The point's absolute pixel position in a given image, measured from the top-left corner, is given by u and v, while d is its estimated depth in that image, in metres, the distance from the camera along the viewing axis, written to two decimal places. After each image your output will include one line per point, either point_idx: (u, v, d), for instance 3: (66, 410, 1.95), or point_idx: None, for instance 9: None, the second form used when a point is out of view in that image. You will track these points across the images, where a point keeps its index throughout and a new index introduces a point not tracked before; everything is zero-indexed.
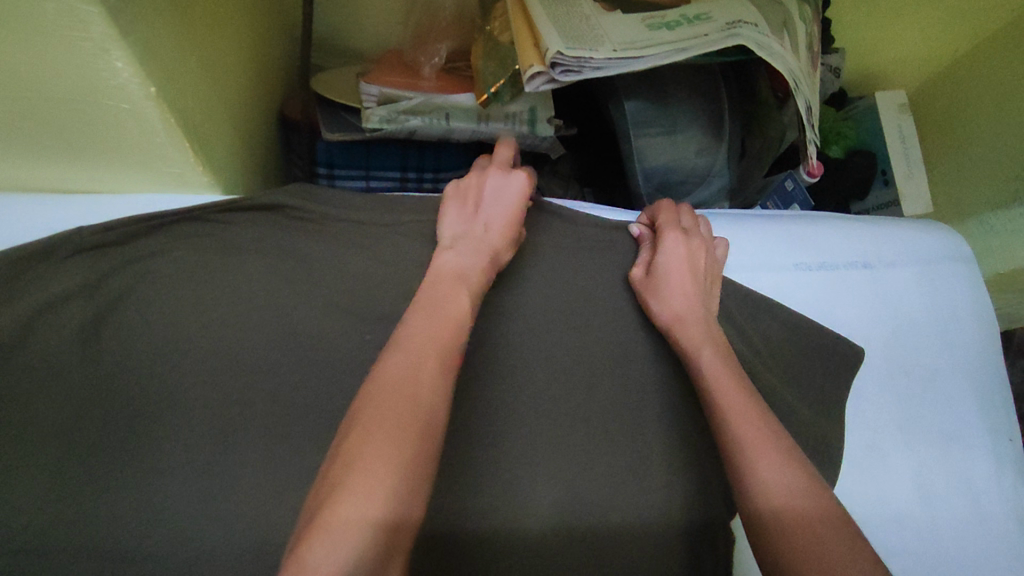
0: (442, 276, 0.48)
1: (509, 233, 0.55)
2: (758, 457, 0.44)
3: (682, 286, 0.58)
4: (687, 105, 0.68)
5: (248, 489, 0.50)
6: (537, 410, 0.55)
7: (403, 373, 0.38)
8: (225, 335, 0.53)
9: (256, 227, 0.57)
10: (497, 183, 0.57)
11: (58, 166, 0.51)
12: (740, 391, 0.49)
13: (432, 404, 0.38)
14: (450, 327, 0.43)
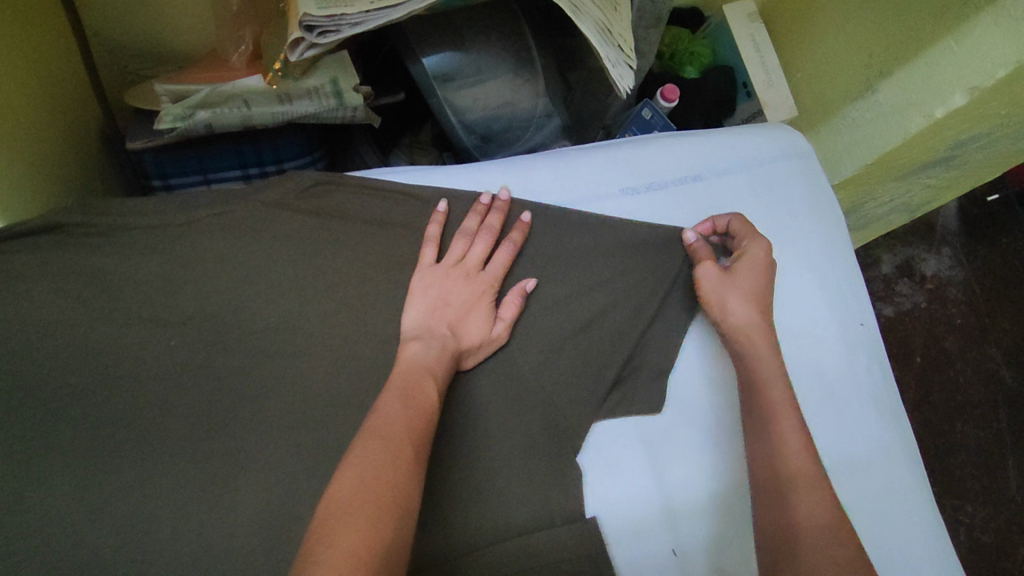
0: (406, 372, 0.48)
1: (474, 331, 0.55)
2: (787, 452, 0.52)
3: (744, 299, 0.58)
4: (489, 47, 0.67)
5: (70, 511, 0.49)
6: (366, 380, 0.55)
7: (381, 468, 0.38)
8: (22, 366, 0.51)
9: (38, 249, 0.53)
10: (475, 286, 0.56)
11: None
12: (786, 406, 0.54)
13: (412, 487, 0.39)
14: (424, 415, 0.44)
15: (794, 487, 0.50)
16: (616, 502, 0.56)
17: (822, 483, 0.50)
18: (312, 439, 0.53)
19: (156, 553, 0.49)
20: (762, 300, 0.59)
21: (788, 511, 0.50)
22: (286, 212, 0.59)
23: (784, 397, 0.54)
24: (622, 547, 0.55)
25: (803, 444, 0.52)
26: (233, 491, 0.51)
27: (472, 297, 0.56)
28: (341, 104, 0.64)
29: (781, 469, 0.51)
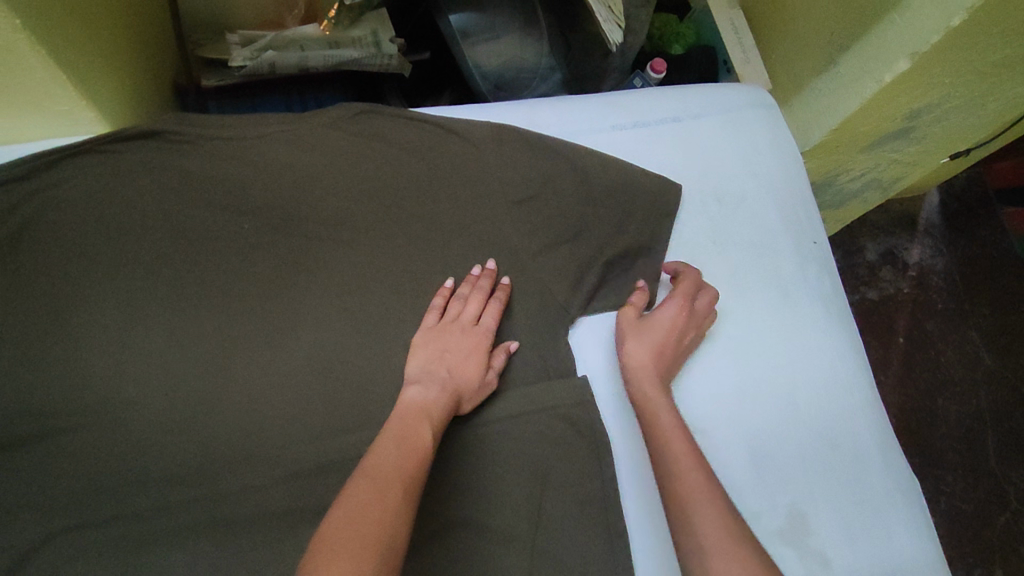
0: (408, 414, 0.55)
1: (471, 374, 0.61)
2: (695, 515, 0.50)
3: (643, 347, 0.64)
4: (499, 9, 0.81)
5: (162, 349, 0.60)
6: (400, 263, 0.67)
7: (370, 498, 0.45)
8: (126, 238, 0.63)
9: (143, 150, 0.66)
10: (474, 334, 0.63)
11: None
12: (694, 460, 0.55)
13: (397, 518, 0.45)
14: (415, 458, 0.50)
15: (695, 499, 0.51)
16: (600, 371, 0.67)
17: (721, 502, 0.52)
18: (353, 307, 0.65)
19: (232, 384, 0.61)
20: (662, 348, 0.64)
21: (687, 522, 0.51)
22: (337, 131, 0.71)
23: (681, 451, 0.56)
24: (609, 410, 0.66)
25: (703, 473, 0.54)
26: (292, 341, 0.63)
27: (471, 351, 0.62)
28: (380, 52, 0.78)
29: (694, 525, 0.50)
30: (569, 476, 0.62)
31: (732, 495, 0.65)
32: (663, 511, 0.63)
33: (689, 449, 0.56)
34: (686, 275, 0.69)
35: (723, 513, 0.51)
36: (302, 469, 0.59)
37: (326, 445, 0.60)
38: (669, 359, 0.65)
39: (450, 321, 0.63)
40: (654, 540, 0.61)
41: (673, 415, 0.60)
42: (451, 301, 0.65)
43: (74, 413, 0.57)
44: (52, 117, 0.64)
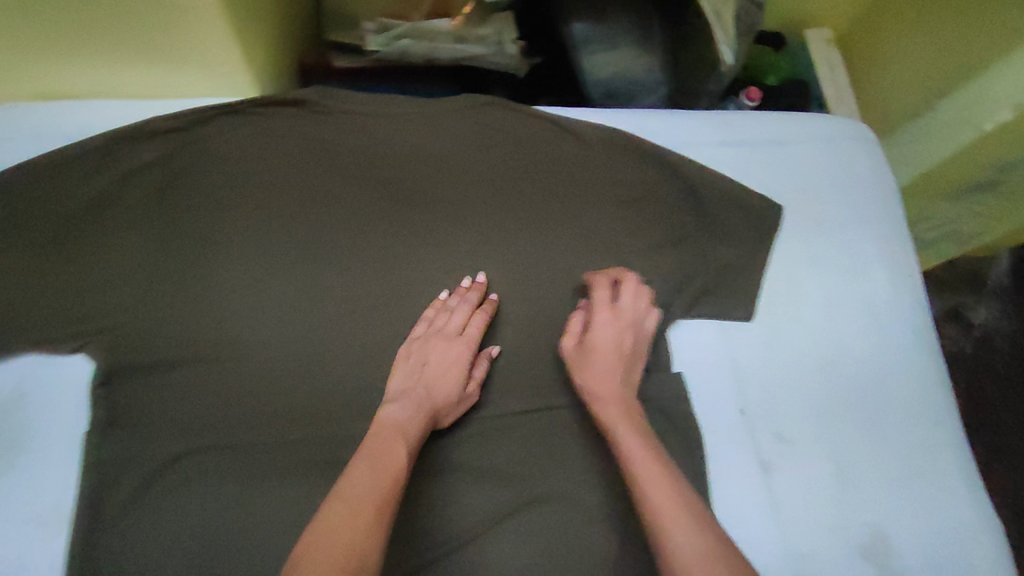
0: (383, 432, 0.55)
1: (452, 387, 0.61)
2: (677, 538, 0.48)
3: (609, 367, 0.61)
4: (623, 21, 0.83)
5: (289, 299, 0.64)
6: (511, 246, 0.70)
7: (343, 525, 0.45)
8: (265, 193, 0.68)
9: (287, 116, 0.71)
10: (614, 319, 0.64)
11: (142, 64, 0.69)
12: (662, 479, 0.52)
13: (368, 548, 0.45)
14: (391, 479, 0.50)
15: (670, 522, 0.49)
16: (701, 373, 0.68)
17: (698, 522, 0.49)
18: (461, 283, 0.68)
19: (349, 339, 0.64)
20: (611, 370, 0.61)
21: (716, 553, 0.47)
22: (462, 119, 0.75)
23: (649, 474, 0.52)
24: (703, 410, 0.67)
25: (696, 507, 0.50)
26: (406, 307, 0.66)
27: (457, 363, 0.62)
28: (502, 52, 0.84)
29: (685, 550, 0.47)
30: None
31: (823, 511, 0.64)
32: (756, 517, 0.63)
33: (661, 471, 0.52)
34: (621, 292, 0.65)
35: (699, 528, 0.48)
36: None
37: None
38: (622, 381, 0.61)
39: (428, 333, 0.64)
40: (746, 541, 0.62)
41: (641, 439, 0.55)
42: (431, 314, 0.65)
43: (205, 345, 0.61)
44: (214, 76, 0.72)
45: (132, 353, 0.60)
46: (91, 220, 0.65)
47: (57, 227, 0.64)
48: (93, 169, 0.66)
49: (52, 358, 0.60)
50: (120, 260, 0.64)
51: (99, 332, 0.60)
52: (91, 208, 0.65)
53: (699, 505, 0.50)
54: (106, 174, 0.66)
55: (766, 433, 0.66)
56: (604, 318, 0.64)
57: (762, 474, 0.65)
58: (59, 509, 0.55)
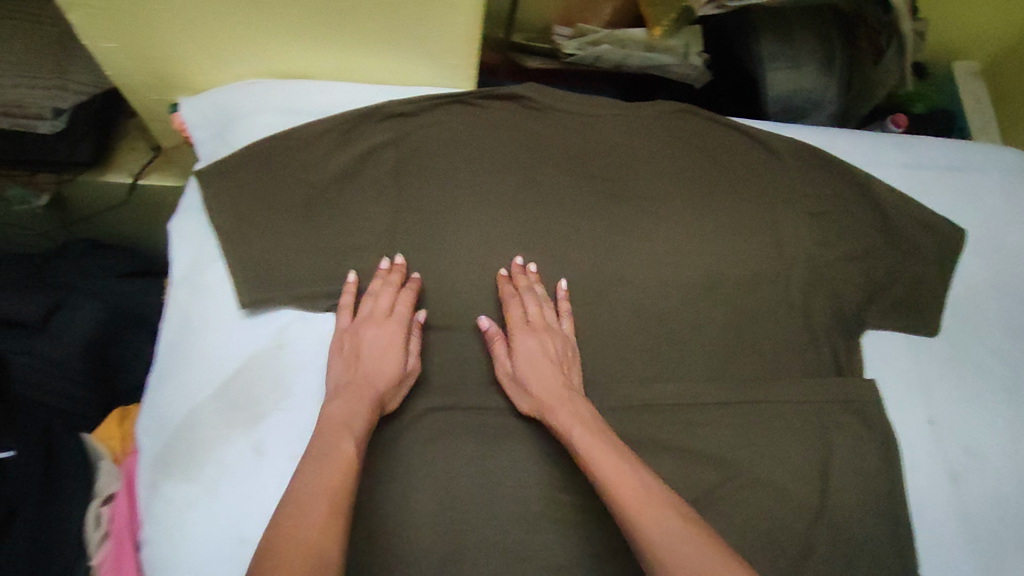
0: (326, 429, 0.56)
1: (389, 368, 0.61)
2: (645, 532, 0.50)
3: (538, 375, 0.63)
4: (806, 42, 0.88)
5: (514, 279, 0.70)
6: (710, 249, 0.75)
7: (286, 533, 0.47)
8: (488, 179, 0.74)
9: (505, 109, 0.77)
10: (536, 338, 0.65)
11: (379, 52, 0.75)
12: (623, 473, 0.54)
13: (331, 550, 0.47)
14: (341, 476, 0.52)
15: (635, 516, 0.51)
16: (891, 381, 0.72)
17: (672, 519, 0.50)
18: (667, 279, 0.73)
19: (567, 319, 0.70)
20: (543, 374, 0.63)
21: (659, 552, 0.48)
22: (660, 124, 0.79)
23: (635, 482, 0.53)
24: (896, 417, 0.70)
25: (676, 510, 0.52)
26: (617, 295, 0.71)
27: (389, 347, 0.62)
28: (686, 64, 0.88)
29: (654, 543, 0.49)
30: (853, 469, 0.67)
31: (1010, 519, 0.68)
32: (947, 519, 0.67)
33: (641, 485, 0.53)
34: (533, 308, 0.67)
35: (674, 525, 0.50)
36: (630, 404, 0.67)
37: (640, 388, 0.68)
38: (558, 381, 0.63)
39: (361, 321, 0.64)
40: (939, 541, 0.66)
41: (607, 450, 0.56)
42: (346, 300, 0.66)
43: (442, 314, 0.69)
44: (441, 68, 0.78)
45: None
46: (336, 192, 0.70)
47: (306, 195, 0.70)
48: (335, 145, 0.72)
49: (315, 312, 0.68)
50: (364, 229, 0.69)
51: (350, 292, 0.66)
52: (336, 179, 0.71)
53: (665, 510, 0.51)
54: (346, 150, 0.72)
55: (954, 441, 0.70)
56: (524, 334, 0.65)
57: (952, 481, 0.68)
58: None
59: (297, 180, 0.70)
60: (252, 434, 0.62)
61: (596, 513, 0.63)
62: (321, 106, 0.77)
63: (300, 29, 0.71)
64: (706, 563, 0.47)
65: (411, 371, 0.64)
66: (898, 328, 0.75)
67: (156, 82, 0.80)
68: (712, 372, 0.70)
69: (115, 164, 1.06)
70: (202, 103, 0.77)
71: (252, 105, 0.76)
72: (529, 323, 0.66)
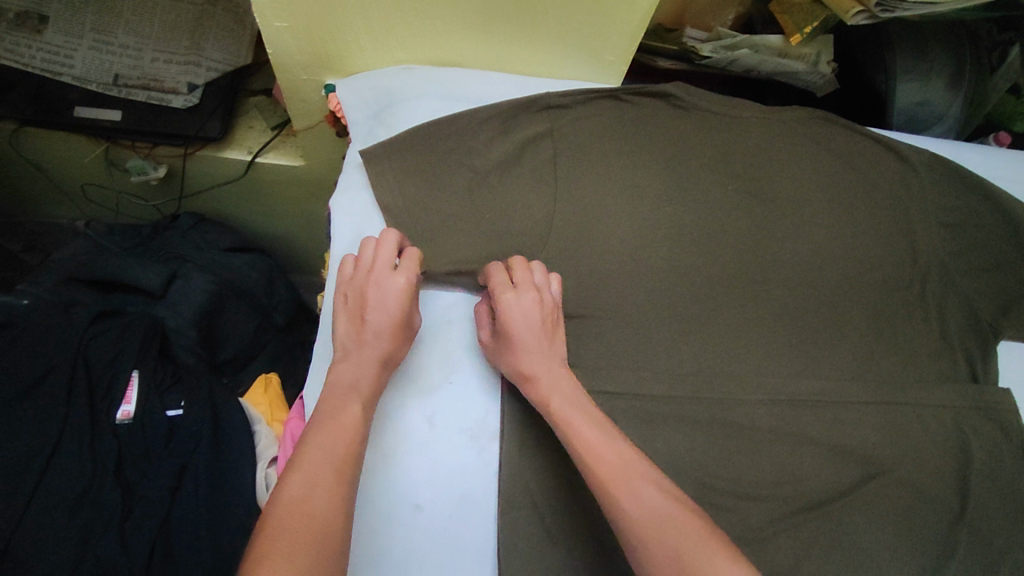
0: (335, 392, 0.57)
1: (395, 330, 0.61)
2: (624, 507, 0.50)
3: (512, 345, 0.62)
4: (939, 56, 0.89)
5: (665, 271, 0.72)
6: (847, 252, 0.76)
7: (307, 496, 0.48)
8: (638, 173, 0.76)
9: (653, 107, 0.80)
10: (526, 302, 0.62)
11: (538, 46, 0.78)
12: (597, 443, 0.54)
13: (335, 512, 0.48)
14: (347, 438, 0.53)
15: (610, 489, 0.51)
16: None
17: (637, 485, 0.51)
18: (808, 278, 0.74)
19: (716, 312, 0.71)
20: (529, 342, 0.61)
21: (633, 524, 0.49)
22: (798, 128, 0.82)
23: (607, 452, 0.53)
24: None
25: (654, 484, 0.51)
26: (761, 291, 0.73)
27: (394, 303, 0.61)
28: (814, 72, 0.91)
29: (640, 517, 0.49)
30: (999, 475, 0.68)
31: None
32: None
33: (596, 446, 0.53)
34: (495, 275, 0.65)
35: (642, 496, 0.50)
36: (774, 397, 0.67)
37: (787, 382, 0.68)
38: (547, 350, 0.62)
39: (365, 274, 0.62)
40: None
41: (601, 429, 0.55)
42: (368, 257, 0.63)
43: (594, 300, 0.70)
44: (593, 64, 0.81)
45: None
46: (498, 177, 0.73)
47: (470, 179, 0.73)
48: (498, 133, 0.75)
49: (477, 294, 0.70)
50: (524, 214, 0.72)
51: None
52: (498, 166, 0.73)
53: (639, 479, 0.51)
54: (506, 139, 0.75)
55: None
56: (511, 297, 0.62)
57: None
58: (487, 425, 0.65)
59: (463, 165, 0.73)
60: (424, 406, 0.64)
61: (750, 501, 0.63)
62: (477, 96, 0.80)
63: (471, 20, 0.74)
64: (696, 547, 0.47)
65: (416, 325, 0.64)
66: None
67: (313, 63, 0.82)
68: (856, 369, 0.71)
69: (234, 141, 1.05)
70: (358, 86, 0.79)
71: (411, 92, 0.80)
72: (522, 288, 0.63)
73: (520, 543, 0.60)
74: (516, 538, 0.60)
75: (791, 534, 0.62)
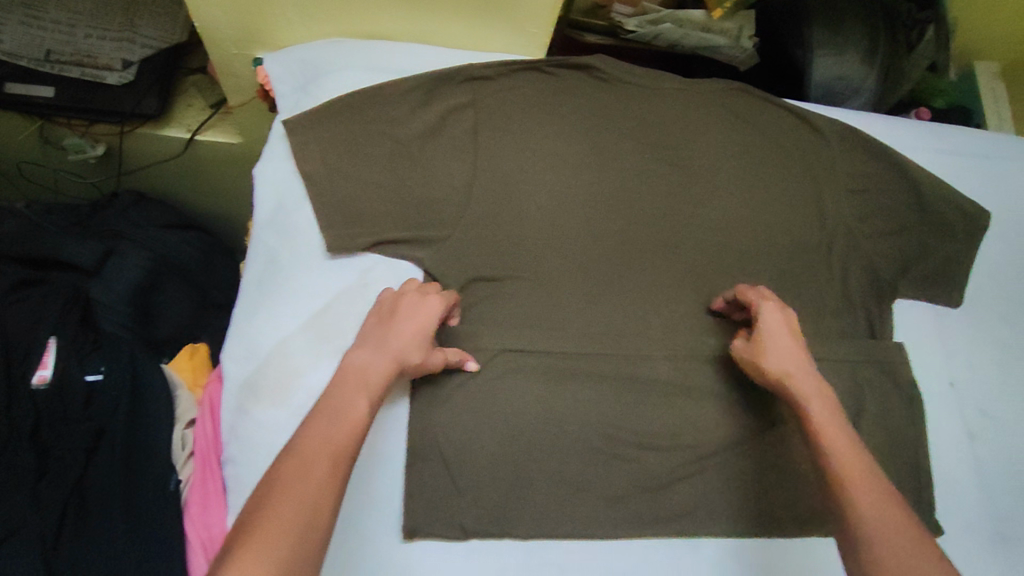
0: (345, 380, 0.54)
1: (415, 344, 0.58)
2: (852, 491, 0.55)
3: (779, 349, 0.64)
4: (853, 31, 0.93)
5: (582, 236, 0.75)
6: (757, 219, 0.80)
7: (293, 486, 0.46)
8: (558, 143, 0.78)
9: (575, 79, 0.81)
10: (784, 314, 0.67)
11: (461, 19, 0.79)
12: (840, 442, 0.58)
13: (320, 506, 0.46)
14: (350, 433, 0.50)
15: (883, 476, 0.56)
16: (919, 347, 0.79)
17: (866, 475, 0.56)
18: (717, 244, 0.78)
19: (627, 275, 0.75)
20: (796, 350, 0.65)
21: (856, 510, 0.54)
22: (718, 100, 0.84)
23: (845, 446, 0.58)
24: (922, 379, 0.78)
25: (875, 478, 0.55)
26: (674, 256, 0.77)
27: (421, 322, 0.59)
28: (738, 46, 0.93)
29: (893, 500, 0.54)
30: (883, 426, 0.73)
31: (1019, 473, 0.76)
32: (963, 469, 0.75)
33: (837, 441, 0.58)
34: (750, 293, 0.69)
35: (871, 482, 0.55)
36: (680, 352, 0.72)
37: (694, 339, 0.73)
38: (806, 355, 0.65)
39: (399, 292, 0.62)
40: (952, 489, 0.74)
41: (838, 424, 0.60)
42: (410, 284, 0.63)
43: (510, 264, 0.72)
44: (515, 36, 0.82)
45: (465, 256, 0.70)
46: (419, 146, 0.74)
47: (390, 148, 0.73)
48: (420, 103, 0.76)
49: (394, 259, 0.71)
50: (444, 182, 0.73)
51: (434, 241, 0.70)
52: (419, 135, 0.74)
53: (874, 470, 0.56)
54: (428, 109, 0.76)
55: (970, 401, 0.78)
56: (768, 306, 0.66)
57: (971, 440, 0.76)
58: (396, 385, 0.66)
59: (383, 134, 0.74)
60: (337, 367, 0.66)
61: (652, 448, 0.68)
62: (401, 67, 0.81)
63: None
64: (908, 542, 0.50)
65: (432, 361, 0.60)
66: (927, 296, 0.81)
67: (238, 37, 0.82)
68: None
69: (172, 119, 1.05)
70: (285, 59, 0.80)
71: (334, 63, 0.80)
72: (780, 305, 0.67)
73: (425, 492, 0.62)
74: (422, 487, 0.63)
75: (689, 480, 0.68)
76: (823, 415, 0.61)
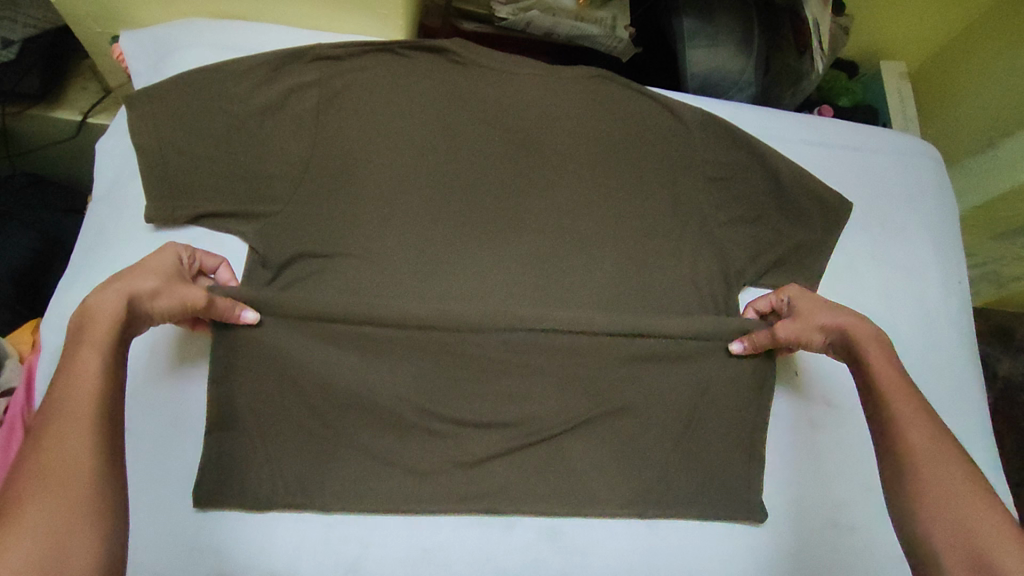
0: (75, 335, 0.52)
1: (145, 277, 0.56)
2: (911, 437, 0.58)
3: (834, 309, 0.68)
4: (726, 24, 0.94)
5: (420, 217, 0.75)
6: (607, 204, 0.80)
7: (38, 467, 0.45)
8: (405, 125, 0.78)
9: (429, 62, 0.81)
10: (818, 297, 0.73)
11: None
12: (904, 394, 0.61)
13: (76, 467, 0.45)
14: (83, 390, 0.48)
15: (913, 422, 0.59)
16: None
17: (936, 421, 0.60)
18: (562, 228, 0.78)
19: (463, 257, 0.74)
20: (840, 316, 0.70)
21: (912, 455, 0.58)
22: (578, 86, 0.84)
23: (903, 390, 0.62)
24: None
25: (935, 423, 0.59)
26: (515, 239, 0.76)
27: (150, 263, 0.57)
28: (613, 35, 0.93)
29: (921, 446, 0.58)
30: (716, 410, 0.73)
31: (856, 461, 0.76)
32: (795, 456, 0.75)
33: (904, 388, 0.62)
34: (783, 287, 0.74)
35: (926, 426, 0.59)
36: (506, 327, 0.69)
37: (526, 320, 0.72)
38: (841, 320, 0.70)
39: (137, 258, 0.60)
40: (782, 477, 0.74)
41: (890, 369, 0.63)
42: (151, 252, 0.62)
43: (340, 242, 0.72)
44: (373, 19, 0.83)
45: (294, 236, 0.71)
46: (258, 122, 0.74)
47: (228, 124, 0.73)
48: (263, 80, 0.75)
49: (222, 234, 0.73)
50: (280, 158, 0.73)
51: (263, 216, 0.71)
52: (259, 112, 0.74)
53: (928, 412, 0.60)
54: (272, 86, 0.75)
55: (811, 389, 0.78)
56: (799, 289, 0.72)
57: (809, 428, 0.77)
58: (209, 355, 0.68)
59: (221, 110, 0.73)
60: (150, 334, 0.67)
61: (467, 428, 0.68)
62: (256, 47, 0.81)
63: None
64: (956, 480, 0.55)
65: (184, 293, 0.57)
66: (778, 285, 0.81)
67: (95, 15, 0.82)
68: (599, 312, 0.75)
69: (64, 102, 1.05)
70: (140, 36, 0.80)
71: (187, 41, 0.80)
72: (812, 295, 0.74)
73: (224, 459, 0.64)
74: (219, 455, 0.63)
75: (503, 460, 0.68)
76: (878, 360, 0.64)
